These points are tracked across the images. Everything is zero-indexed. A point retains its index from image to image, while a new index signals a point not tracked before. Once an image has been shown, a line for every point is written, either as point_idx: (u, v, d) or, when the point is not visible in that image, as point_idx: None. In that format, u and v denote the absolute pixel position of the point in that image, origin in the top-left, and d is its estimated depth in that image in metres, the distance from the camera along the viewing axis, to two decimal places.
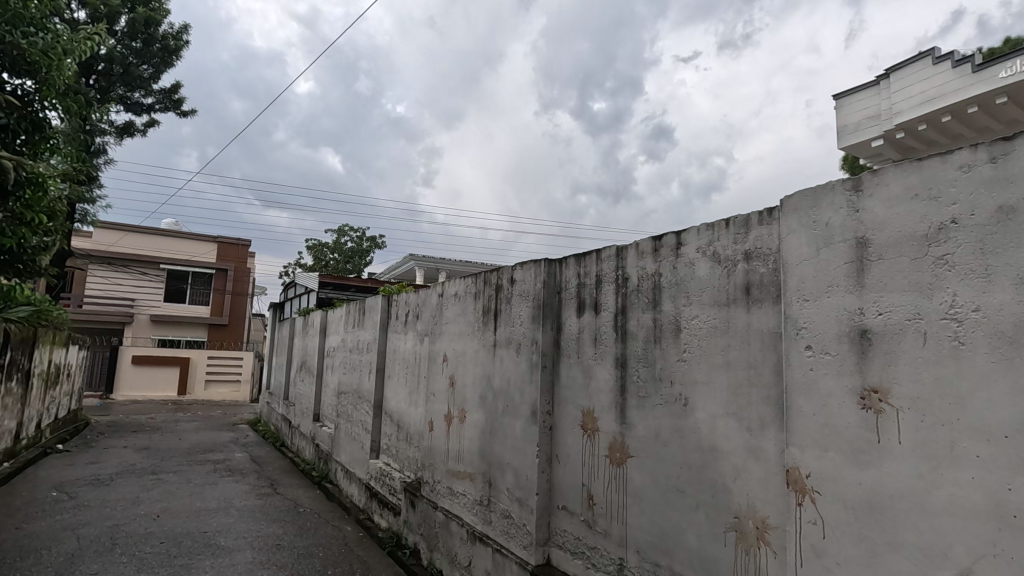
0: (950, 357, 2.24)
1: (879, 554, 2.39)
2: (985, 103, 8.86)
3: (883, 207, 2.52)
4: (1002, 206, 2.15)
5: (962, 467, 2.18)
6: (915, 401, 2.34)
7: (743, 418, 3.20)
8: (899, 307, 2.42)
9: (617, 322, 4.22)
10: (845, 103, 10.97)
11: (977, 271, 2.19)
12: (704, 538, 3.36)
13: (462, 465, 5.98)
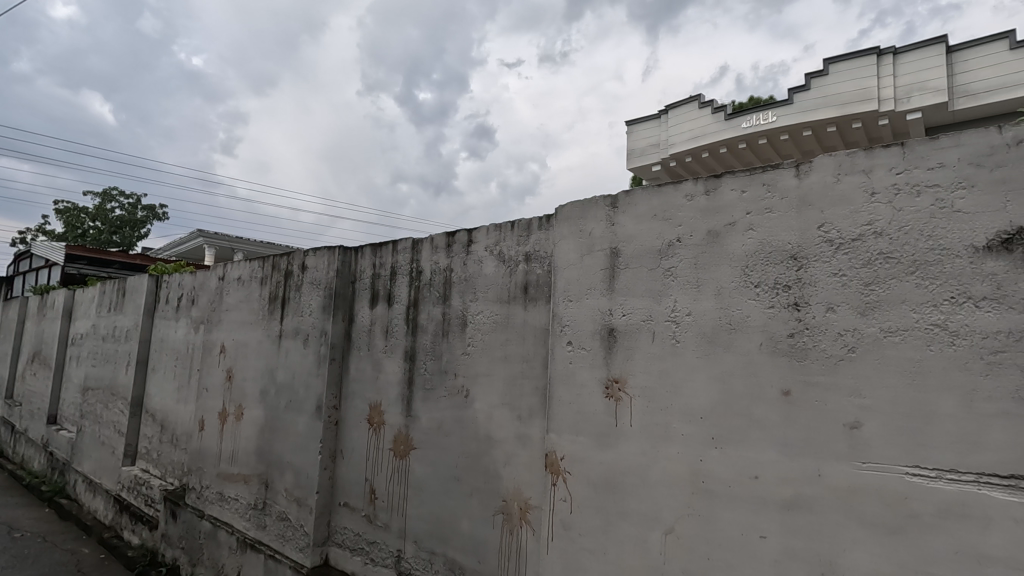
0: (669, 352, 2.69)
1: (611, 522, 2.77)
2: (731, 146, 10.87)
3: (631, 222, 2.92)
4: (710, 230, 2.64)
5: (672, 445, 2.62)
6: (643, 390, 2.75)
7: (515, 408, 3.45)
8: (637, 310, 2.83)
9: (409, 315, 4.21)
10: (636, 129, 12.67)
11: (691, 282, 2.66)
12: (475, 523, 3.54)
13: (235, 467, 5.43)
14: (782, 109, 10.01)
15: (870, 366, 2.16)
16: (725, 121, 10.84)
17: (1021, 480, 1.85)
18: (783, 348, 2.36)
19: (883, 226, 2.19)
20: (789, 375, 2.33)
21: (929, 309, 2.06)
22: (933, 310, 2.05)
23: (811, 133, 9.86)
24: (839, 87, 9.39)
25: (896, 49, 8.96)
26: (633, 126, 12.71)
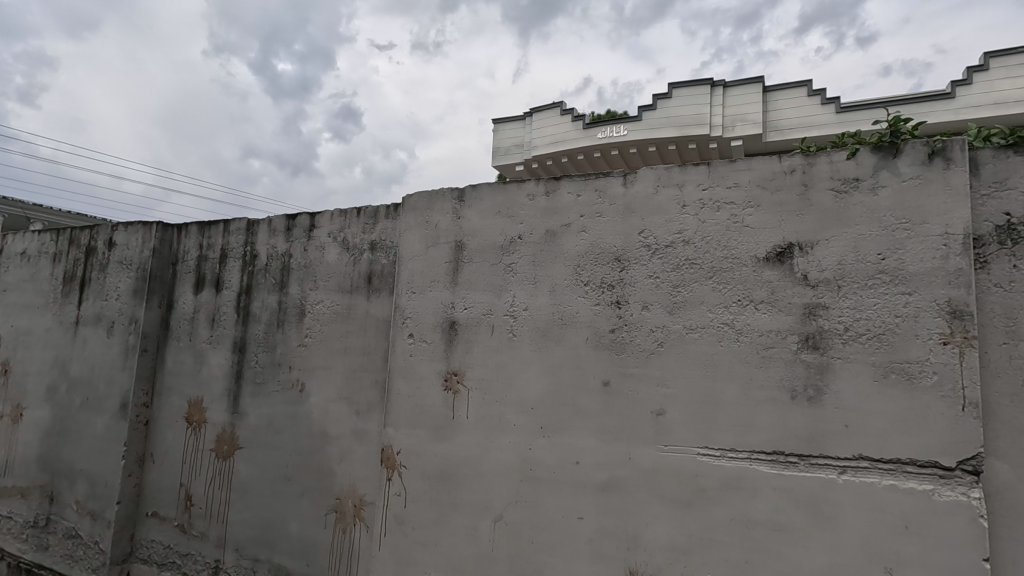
0: (507, 346, 2.77)
1: (444, 514, 2.79)
2: (587, 154, 11.56)
3: (476, 217, 2.96)
4: (548, 230, 2.78)
5: (505, 435, 2.72)
6: (481, 382, 2.81)
7: (353, 403, 3.31)
8: (478, 303, 2.88)
9: (239, 303, 3.84)
10: (502, 128, 12.91)
11: (529, 279, 2.78)
12: (305, 524, 3.35)
13: (9, 479, 4.53)
14: (633, 124, 10.87)
15: (673, 359, 2.42)
16: (583, 129, 11.48)
17: (780, 456, 2.20)
18: (605, 342, 2.57)
19: (690, 235, 2.46)
20: (609, 367, 2.55)
21: (721, 309, 2.36)
22: (724, 310, 2.36)
23: (655, 149, 10.87)
24: (679, 111, 10.44)
25: (726, 82, 10.22)
26: (500, 125, 12.94)
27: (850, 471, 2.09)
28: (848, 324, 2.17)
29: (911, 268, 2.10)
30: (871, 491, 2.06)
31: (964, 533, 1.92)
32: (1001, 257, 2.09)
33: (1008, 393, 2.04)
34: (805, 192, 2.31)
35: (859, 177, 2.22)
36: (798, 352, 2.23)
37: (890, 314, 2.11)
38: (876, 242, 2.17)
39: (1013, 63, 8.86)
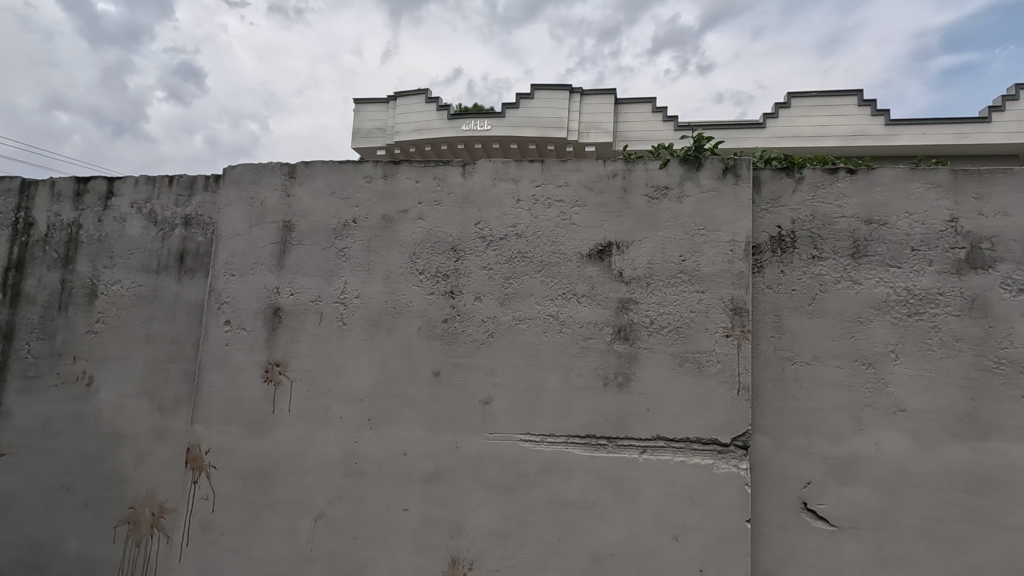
0: (335, 335, 2.63)
1: (259, 516, 2.58)
2: (451, 145, 11.44)
3: (308, 196, 2.76)
4: (385, 215, 2.69)
5: (330, 428, 2.58)
6: (305, 373, 2.63)
7: (155, 398, 2.91)
8: (306, 289, 2.70)
9: (7, 280, 3.17)
10: (362, 109, 12.23)
11: (362, 265, 2.67)
12: (89, 540, 2.88)
13: None
14: (496, 120, 10.99)
15: (502, 349, 2.50)
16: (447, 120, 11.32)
17: (592, 439, 2.38)
18: (438, 332, 2.56)
19: (523, 230, 2.56)
20: (441, 357, 2.55)
21: (548, 302, 2.50)
22: (551, 303, 2.49)
23: (516, 146, 11.15)
24: (540, 113, 10.85)
25: (583, 91, 10.87)
26: (361, 105, 12.24)
27: (649, 450, 2.33)
28: (653, 318, 2.40)
29: (705, 269, 2.38)
30: (665, 467, 2.30)
31: (733, 499, 2.24)
32: (772, 263, 2.46)
33: (772, 378, 2.41)
34: (624, 196, 2.50)
35: (669, 186, 2.46)
36: (611, 343, 2.42)
37: (687, 309, 2.38)
38: (679, 245, 2.42)
39: (806, 104, 10.64)
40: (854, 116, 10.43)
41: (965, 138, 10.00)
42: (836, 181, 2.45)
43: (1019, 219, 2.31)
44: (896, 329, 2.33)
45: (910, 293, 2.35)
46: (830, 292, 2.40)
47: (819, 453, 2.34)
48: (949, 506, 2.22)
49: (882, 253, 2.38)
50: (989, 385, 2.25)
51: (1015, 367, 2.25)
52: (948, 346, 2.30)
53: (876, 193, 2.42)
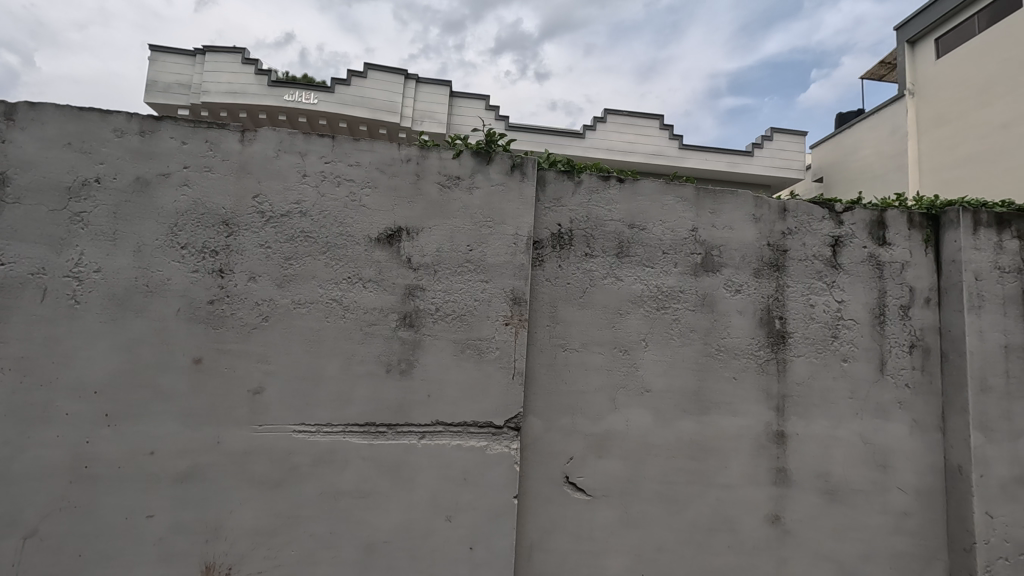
0: (63, 315, 2.19)
1: None
2: (271, 114, 10.20)
3: (31, 144, 2.25)
4: (139, 177, 2.31)
5: (50, 427, 2.14)
6: (17, 361, 2.14)
7: None
8: (24, 259, 2.19)
9: None
10: (160, 58, 10.33)
11: (106, 234, 2.26)
12: None
13: None
14: (324, 95, 10.13)
15: (277, 334, 2.32)
16: (268, 87, 10.03)
17: (372, 427, 2.33)
18: (201, 314, 2.28)
19: (307, 207, 2.41)
20: (203, 343, 2.27)
21: (331, 285, 2.38)
22: (334, 286, 2.39)
23: (346, 125, 10.44)
24: (372, 93, 10.29)
25: (419, 78, 10.67)
26: (159, 54, 10.33)
27: (428, 436, 2.36)
28: (439, 305, 2.45)
29: (490, 260, 2.49)
30: (442, 452, 2.35)
31: (503, 478, 2.38)
32: (552, 257, 2.66)
33: (545, 364, 2.60)
34: (416, 181, 2.50)
35: (461, 176, 2.53)
36: (396, 329, 2.40)
37: (471, 298, 2.46)
38: (467, 235, 2.50)
39: (619, 122, 11.83)
40: (656, 138, 11.89)
41: (735, 167, 12.18)
42: (608, 187, 2.75)
43: (740, 233, 2.82)
44: (647, 320, 2.70)
45: (659, 290, 2.73)
46: (597, 286, 2.69)
47: (581, 431, 2.60)
48: (677, 471, 2.62)
49: (640, 255, 2.73)
50: (712, 368, 2.71)
51: (731, 353, 2.74)
52: (685, 335, 2.72)
53: (639, 201, 2.77)
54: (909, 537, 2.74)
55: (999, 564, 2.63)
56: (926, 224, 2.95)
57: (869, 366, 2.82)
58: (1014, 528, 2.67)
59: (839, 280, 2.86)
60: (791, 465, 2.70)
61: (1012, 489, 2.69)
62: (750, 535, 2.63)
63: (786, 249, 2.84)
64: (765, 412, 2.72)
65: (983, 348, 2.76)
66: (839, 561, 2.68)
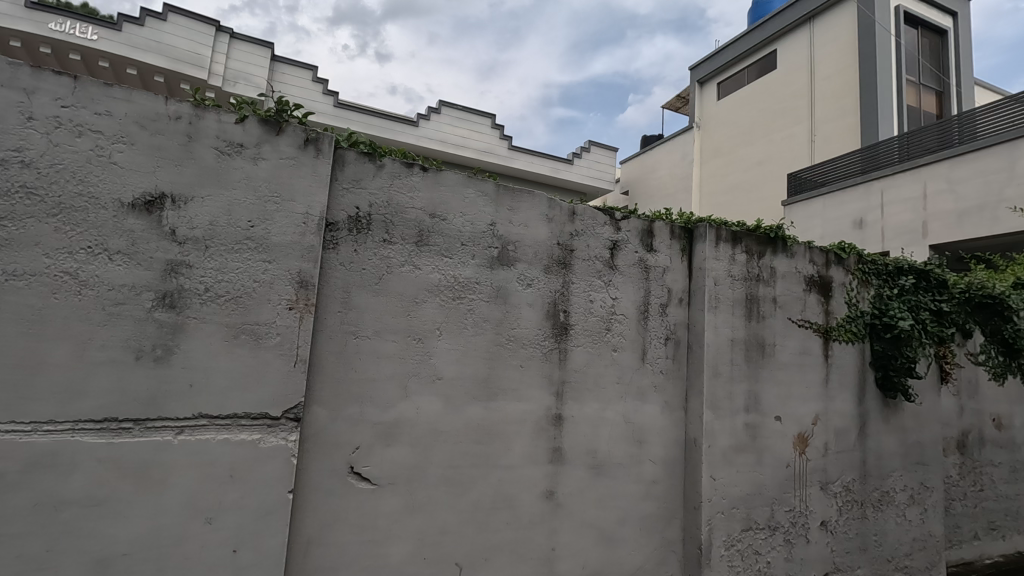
0: None
1: None
2: (29, 44, 8.21)
3: None
4: None
5: None
6: None
7: None
8: None
9: None
10: None
11: None
12: None
13: None
14: (107, 32, 8.42)
15: None
16: (25, 9, 8.02)
17: (113, 423, 2.01)
18: None
19: (32, 158, 1.97)
20: None
21: (63, 256, 1.98)
22: (67, 257, 1.99)
23: (136, 72, 8.83)
24: (173, 40, 8.80)
25: (233, 33, 9.46)
26: None
27: (187, 431, 2.10)
28: (209, 285, 2.19)
29: (274, 239, 2.30)
30: (203, 448, 2.11)
31: (276, 472, 2.22)
32: (347, 241, 2.57)
33: (333, 351, 2.50)
34: (187, 143, 2.21)
35: (244, 144, 2.30)
36: (152, 310, 2.09)
37: (248, 279, 2.25)
38: (248, 209, 2.28)
39: (453, 115, 11.87)
40: (487, 136, 12.23)
41: (558, 172, 13.11)
42: (410, 175, 2.74)
43: (534, 231, 3.02)
44: (443, 309, 2.74)
45: (456, 280, 2.79)
46: (394, 274, 2.65)
47: (369, 420, 2.55)
48: (463, 455, 2.72)
49: (440, 245, 2.77)
50: (501, 357, 2.86)
51: (519, 342, 2.92)
52: (478, 325, 2.82)
53: (441, 191, 2.80)
54: (655, 501, 3.21)
55: (718, 518, 3.22)
56: (684, 235, 3.48)
57: (634, 356, 3.24)
58: (730, 487, 3.29)
59: (614, 280, 3.22)
60: (565, 444, 2.98)
61: (730, 455, 3.31)
62: (527, 511, 2.84)
63: (574, 248, 3.12)
64: (546, 397, 2.96)
65: (716, 341, 3.35)
66: (600, 527, 3.03)
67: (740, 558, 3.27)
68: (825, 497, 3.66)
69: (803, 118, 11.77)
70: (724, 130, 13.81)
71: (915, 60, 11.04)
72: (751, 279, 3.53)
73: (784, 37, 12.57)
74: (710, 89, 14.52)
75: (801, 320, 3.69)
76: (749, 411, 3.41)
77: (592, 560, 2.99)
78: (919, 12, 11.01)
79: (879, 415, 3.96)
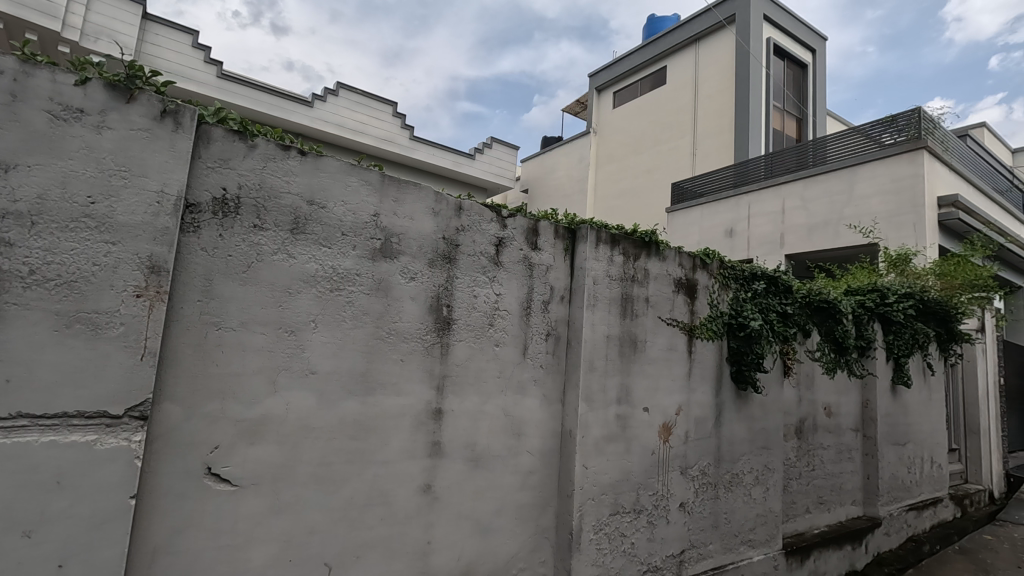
0: None
1: None
2: None
3: None
4: None
5: None
6: None
7: None
8: None
9: None
10: None
11: None
12: None
13: None
14: None
15: None
16: None
17: None
18: None
19: None
20: None
21: None
22: None
23: None
24: None
25: None
26: None
27: (2, 433, 1.84)
28: (34, 267, 1.93)
29: (120, 219, 2.08)
30: (23, 452, 1.86)
31: (117, 476, 2.01)
32: (210, 224, 2.38)
33: (191, 344, 2.31)
34: (12, 103, 1.92)
35: (85, 110, 2.05)
36: None
37: (87, 261, 2.01)
38: (88, 183, 2.03)
39: (352, 99, 11.38)
40: (387, 124, 11.88)
41: (459, 166, 13.06)
42: (287, 158, 2.59)
43: (419, 224, 2.99)
44: (319, 301, 2.63)
45: (334, 271, 2.69)
46: (265, 262, 2.50)
47: (231, 417, 2.39)
48: (336, 452, 2.64)
49: (317, 234, 2.65)
50: (380, 351, 2.80)
51: (400, 337, 2.88)
52: (356, 318, 2.74)
53: (320, 177, 2.68)
54: (531, 491, 3.33)
55: (588, 504, 3.41)
56: (567, 236, 3.62)
57: (515, 351, 3.33)
58: (600, 475, 3.49)
59: (498, 276, 3.28)
60: (444, 438, 3.00)
61: (601, 445, 3.51)
62: (402, 505, 2.82)
63: (459, 244, 3.13)
64: (427, 392, 2.95)
65: (593, 337, 3.53)
66: (476, 518, 3.08)
67: (607, 541, 3.49)
68: (684, 481, 4.01)
69: (687, 132, 12.73)
70: (618, 137, 14.53)
71: (781, 89, 12.35)
72: (626, 279, 3.76)
73: (674, 55, 13.50)
74: (607, 97, 15.19)
75: (669, 319, 4.01)
76: (621, 403, 3.64)
77: (468, 551, 3.04)
78: (786, 46, 12.33)
79: (732, 406, 4.41)
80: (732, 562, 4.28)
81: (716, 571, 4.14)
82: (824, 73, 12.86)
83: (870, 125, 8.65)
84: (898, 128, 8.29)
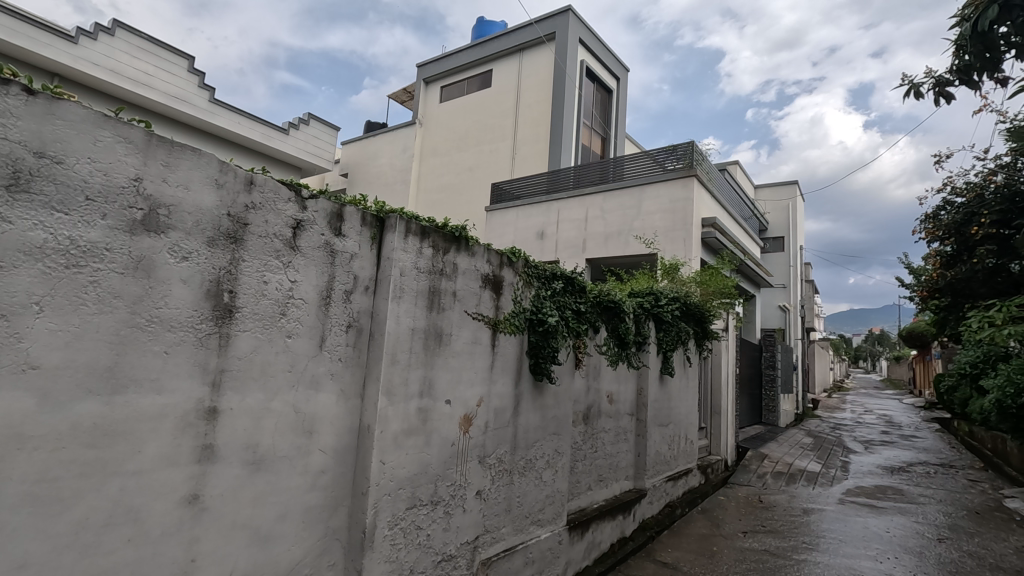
0: None
1: None
2: None
3: None
4: None
5: None
6: None
7: None
8: None
9: None
10: None
11: None
12: None
13: None
14: None
15: None
16: None
17: None
18: None
19: None
20: None
21: None
22: None
23: None
24: None
25: None
26: None
27: None
28: None
29: None
30: None
31: None
32: None
33: None
34: None
35: None
36: None
37: None
38: None
39: (133, 43, 9.61)
40: (181, 80, 10.29)
41: (269, 140, 11.88)
42: (6, 95, 2.05)
43: (196, 195, 2.59)
44: (46, 278, 2.11)
45: (72, 243, 2.19)
46: None
47: None
48: (65, 465, 2.15)
49: (47, 195, 2.13)
50: (135, 341, 2.36)
51: (163, 325, 2.46)
52: (103, 302, 2.27)
53: (55, 125, 2.16)
54: (321, 492, 3.13)
55: (384, 500, 3.32)
56: (375, 224, 3.48)
57: (310, 343, 3.09)
58: (397, 469, 3.42)
59: (294, 261, 3.01)
60: (218, 441, 2.65)
61: (399, 439, 3.44)
62: (158, 521, 2.42)
63: (247, 222, 2.79)
64: (198, 389, 2.58)
65: (397, 330, 3.45)
66: (254, 528, 2.79)
67: (402, 536, 3.45)
68: (482, 469, 4.16)
69: (508, 136, 13.33)
70: (442, 132, 14.60)
71: (590, 109, 13.62)
72: (434, 272, 3.75)
73: (500, 60, 14.02)
74: (434, 90, 15.15)
75: (475, 313, 4.11)
76: (423, 396, 3.63)
77: (242, 564, 2.74)
78: (595, 70, 13.62)
79: (529, 396, 4.70)
80: (522, 541, 4.58)
81: (506, 552, 4.37)
82: (626, 100, 14.51)
83: (656, 152, 9.96)
84: (677, 157, 9.71)
